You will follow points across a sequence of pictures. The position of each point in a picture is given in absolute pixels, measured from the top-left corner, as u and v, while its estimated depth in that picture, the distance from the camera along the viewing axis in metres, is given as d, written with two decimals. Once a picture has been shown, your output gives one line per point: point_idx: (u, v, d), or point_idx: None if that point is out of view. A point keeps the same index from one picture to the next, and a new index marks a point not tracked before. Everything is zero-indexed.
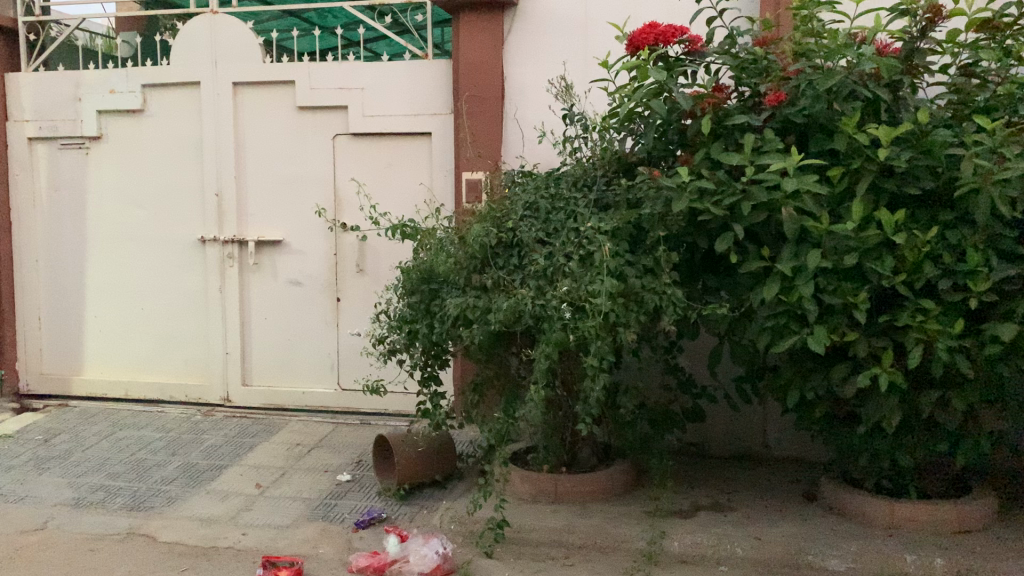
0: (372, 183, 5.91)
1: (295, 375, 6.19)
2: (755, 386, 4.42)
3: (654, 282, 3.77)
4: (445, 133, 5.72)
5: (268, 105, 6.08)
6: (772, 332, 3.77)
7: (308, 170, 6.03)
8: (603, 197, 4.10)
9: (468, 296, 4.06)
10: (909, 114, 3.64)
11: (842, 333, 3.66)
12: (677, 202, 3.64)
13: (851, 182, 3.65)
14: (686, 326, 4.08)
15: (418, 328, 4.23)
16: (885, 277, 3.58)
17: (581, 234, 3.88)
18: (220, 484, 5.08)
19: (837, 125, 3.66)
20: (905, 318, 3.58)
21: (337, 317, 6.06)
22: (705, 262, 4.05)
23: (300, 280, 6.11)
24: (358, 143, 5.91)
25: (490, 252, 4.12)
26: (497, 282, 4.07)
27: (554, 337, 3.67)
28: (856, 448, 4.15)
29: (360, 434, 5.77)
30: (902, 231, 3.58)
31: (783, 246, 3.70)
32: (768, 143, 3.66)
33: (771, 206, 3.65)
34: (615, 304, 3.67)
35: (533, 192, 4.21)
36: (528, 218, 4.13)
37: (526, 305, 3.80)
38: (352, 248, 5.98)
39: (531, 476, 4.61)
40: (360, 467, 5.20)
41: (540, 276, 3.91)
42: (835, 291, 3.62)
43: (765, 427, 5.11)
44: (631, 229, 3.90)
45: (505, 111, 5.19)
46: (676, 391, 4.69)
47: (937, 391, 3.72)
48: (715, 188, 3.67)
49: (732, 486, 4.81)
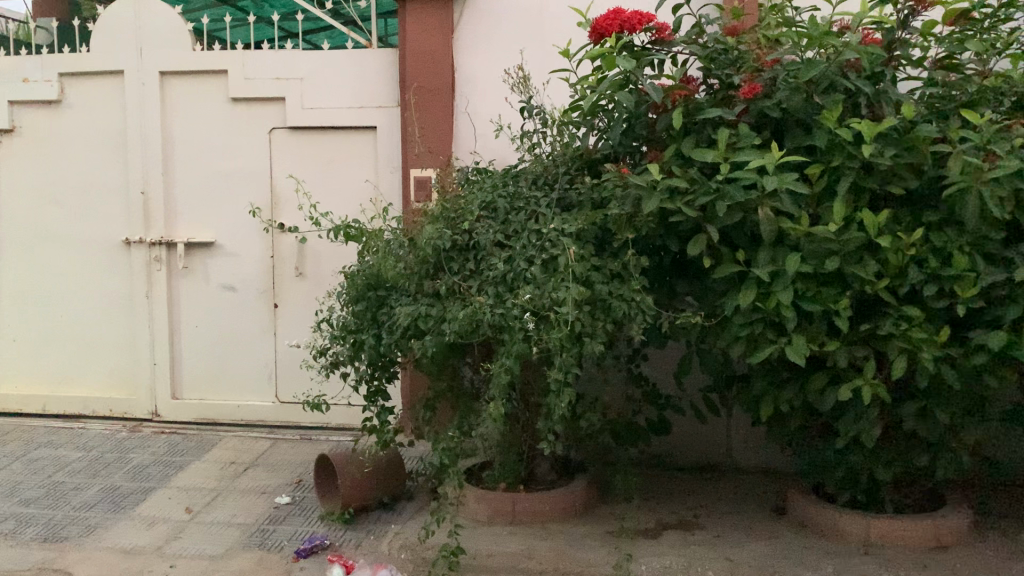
0: (312, 180, 5.52)
1: (230, 387, 5.77)
2: (723, 396, 4.18)
3: (622, 289, 3.48)
4: (391, 128, 5.36)
5: (199, 97, 5.64)
6: (747, 342, 3.52)
7: (243, 166, 5.61)
8: (566, 196, 3.80)
9: (420, 305, 3.73)
10: (891, 108, 3.42)
11: (820, 342, 3.43)
12: (647, 203, 3.36)
13: (831, 181, 3.41)
14: (655, 335, 3.81)
15: (364, 339, 3.90)
16: (868, 282, 3.36)
17: (543, 237, 3.58)
18: (146, 509, 4.65)
19: (816, 119, 3.42)
20: (888, 326, 3.36)
21: (275, 325, 5.65)
22: (674, 266, 3.78)
23: (233, 285, 5.68)
24: (297, 138, 5.51)
25: (444, 256, 3.79)
26: (452, 289, 3.74)
27: (515, 349, 3.38)
28: (831, 462, 3.92)
29: (301, 450, 5.37)
30: (885, 233, 3.36)
31: (759, 250, 3.44)
32: (744, 139, 3.39)
33: (747, 206, 3.38)
34: (581, 312, 3.37)
35: (489, 190, 3.89)
36: (485, 219, 3.81)
37: (484, 315, 3.48)
38: (291, 249, 5.58)
39: (487, 495, 4.29)
40: (300, 488, 4.82)
41: (499, 282, 3.60)
42: (814, 298, 3.38)
43: (729, 437, 4.88)
44: (597, 231, 3.61)
45: (456, 104, 4.86)
46: (640, 402, 4.42)
47: (919, 402, 3.52)
48: (688, 187, 3.39)
49: (698, 501, 4.56)
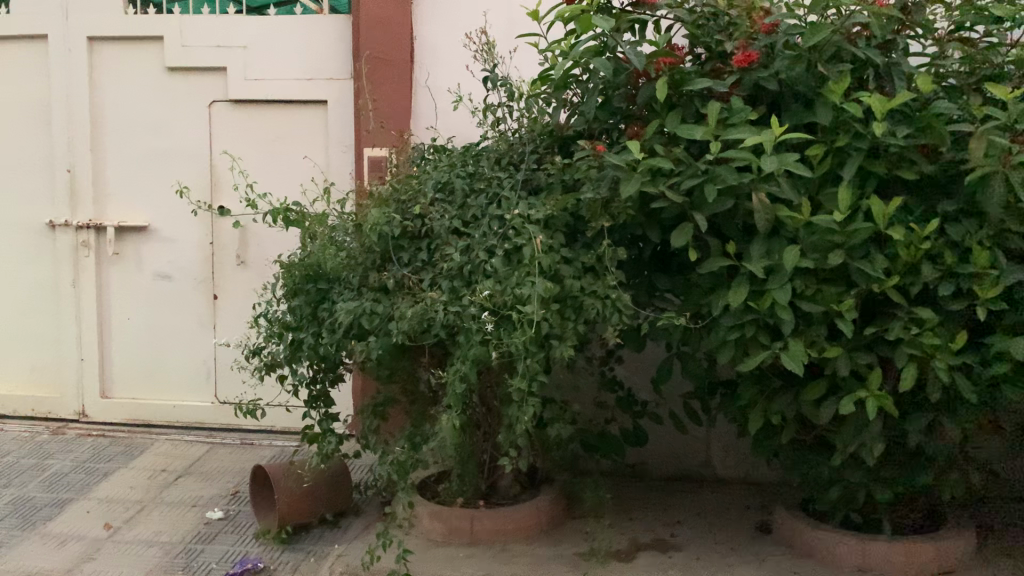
0: (255, 160, 5.01)
1: (165, 386, 5.25)
2: (705, 404, 3.75)
3: (595, 285, 3.04)
4: (343, 103, 4.85)
5: (131, 65, 5.09)
6: (736, 346, 3.09)
7: (180, 143, 5.08)
8: (533, 178, 3.34)
9: (364, 300, 3.25)
10: (904, 82, 2.99)
11: (819, 348, 3.01)
12: (625, 185, 2.90)
13: (835, 164, 2.98)
14: (632, 338, 3.36)
15: (303, 338, 3.43)
16: (875, 280, 2.94)
17: (506, 224, 3.11)
18: (59, 525, 4.13)
19: (819, 93, 2.98)
20: (897, 330, 2.95)
21: (214, 319, 5.14)
22: (655, 260, 3.33)
23: (169, 274, 5.16)
24: (239, 112, 4.99)
25: (393, 245, 3.32)
26: (400, 282, 3.26)
27: (471, 353, 2.93)
28: (824, 479, 3.52)
29: (239, 457, 4.87)
30: (896, 224, 2.94)
31: (752, 242, 3.01)
32: (737, 114, 2.94)
33: (740, 192, 2.94)
34: (548, 311, 2.92)
35: (446, 170, 3.41)
36: (440, 202, 3.33)
37: (436, 313, 3.01)
38: (231, 235, 5.07)
39: (442, 512, 3.84)
40: (235, 501, 4.33)
41: (454, 276, 3.14)
42: (813, 297, 2.96)
43: (708, 445, 4.47)
44: (568, 218, 3.16)
45: (414, 77, 4.38)
46: (613, 410, 3.98)
47: (927, 416, 3.12)
48: (673, 169, 2.95)
49: (675, 517, 4.14)
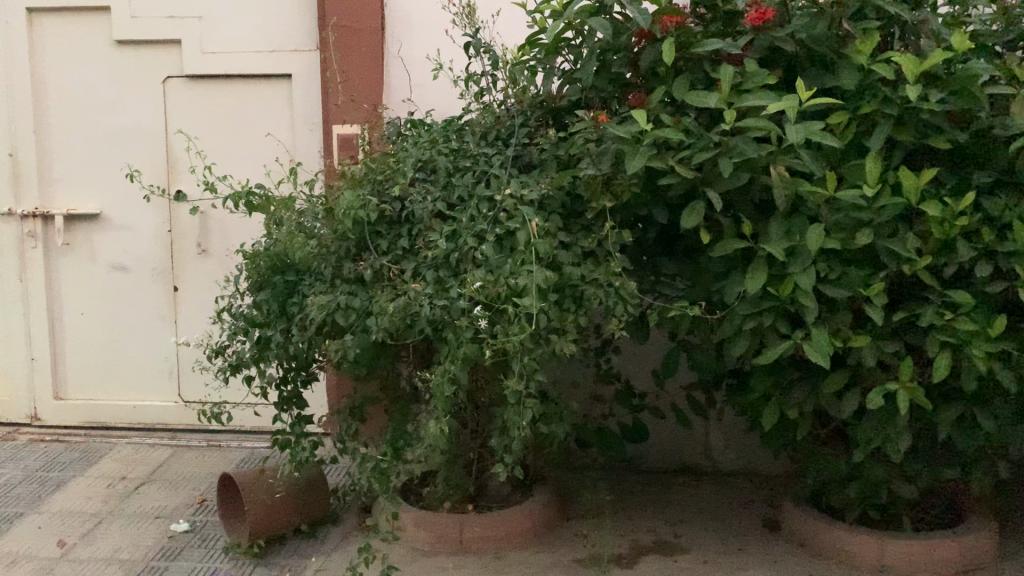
0: (215, 140, 4.62)
1: (124, 386, 4.88)
2: (711, 396, 3.47)
3: (597, 272, 2.73)
4: (310, 76, 4.47)
5: (77, 38, 4.67)
6: (752, 335, 2.80)
7: (133, 122, 4.68)
8: (524, 153, 3.01)
9: (338, 293, 2.92)
10: (934, 41, 2.70)
11: (844, 337, 2.73)
12: (630, 160, 2.59)
13: (860, 133, 2.69)
14: (636, 328, 3.05)
15: (271, 336, 3.12)
16: (906, 260, 2.67)
17: (496, 206, 2.79)
18: (7, 544, 3.76)
19: (842, 55, 2.68)
20: (929, 316, 2.68)
21: (175, 312, 4.77)
22: (659, 242, 3.02)
23: (125, 265, 4.78)
24: (196, 89, 4.60)
25: (369, 231, 2.97)
26: (379, 272, 2.93)
27: (462, 351, 2.60)
28: (842, 475, 3.25)
29: (206, 461, 4.52)
30: (928, 200, 2.66)
31: (770, 221, 2.71)
32: (753, 78, 2.64)
33: (756, 165, 2.64)
34: (547, 303, 2.61)
35: (427, 146, 3.08)
36: (422, 182, 3.00)
37: (420, 307, 2.68)
38: (191, 223, 4.70)
39: (427, 519, 3.53)
40: (202, 510, 3.99)
41: (438, 264, 2.81)
42: (838, 281, 2.68)
43: (708, 437, 4.21)
44: (564, 198, 2.84)
45: (385, 48, 4.03)
46: (610, 404, 3.69)
47: (960, 407, 2.85)
48: (683, 140, 2.64)
49: (677, 515, 3.86)
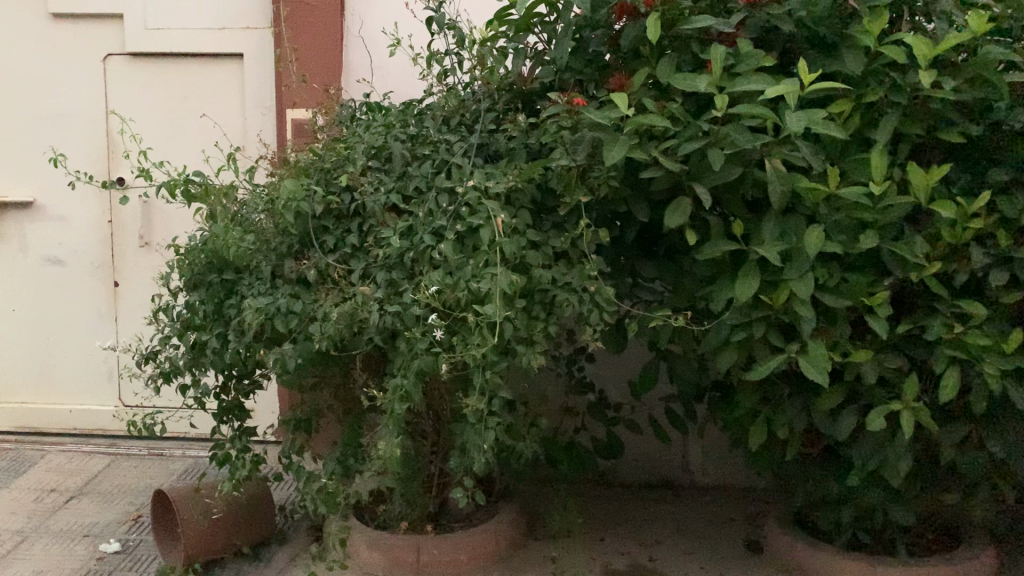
0: (158, 124, 4.25)
1: (60, 388, 4.52)
2: (692, 409, 3.19)
3: (569, 275, 2.43)
4: (262, 56, 4.12)
5: (8, 10, 4.28)
6: (741, 348, 2.52)
7: (70, 104, 4.31)
8: (490, 142, 2.71)
9: (278, 296, 2.60)
10: (948, 22, 2.41)
11: (842, 350, 2.45)
12: (609, 150, 2.29)
13: (864, 123, 2.41)
14: (612, 338, 2.75)
15: (207, 342, 2.80)
16: (912, 267, 2.39)
17: (458, 199, 2.47)
18: None
19: (845, 36, 2.39)
20: (937, 328, 2.40)
21: (115, 310, 4.41)
22: (639, 243, 2.73)
23: (60, 258, 4.41)
24: (138, 67, 4.23)
25: (314, 226, 2.65)
26: (324, 273, 2.61)
27: (415, 364, 2.30)
28: (834, 498, 2.98)
29: (145, 471, 4.17)
30: (938, 199, 2.38)
31: (763, 221, 2.43)
32: (746, 60, 2.34)
33: (749, 158, 2.35)
34: (513, 311, 2.30)
35: (381, 131, 2.77)
36: (375, 172, 2.69)
37: (369, 314, 2.37)
38: (132, 213, 4.33)
39: (381, 542, 3.19)
40: (136, 528, 3.64)
41: (390, 265, 2.49)
42: (838, 289, 2.40)
43: (685, 448, 3.94)
44: (534, 192, 2.54)
45: (344, 25, 3.69)
46: (583, 416, 3.40)
47: (965, 428, 2.59)
48: (668, 129, 2.34)
49: (653, 535, 3.58)
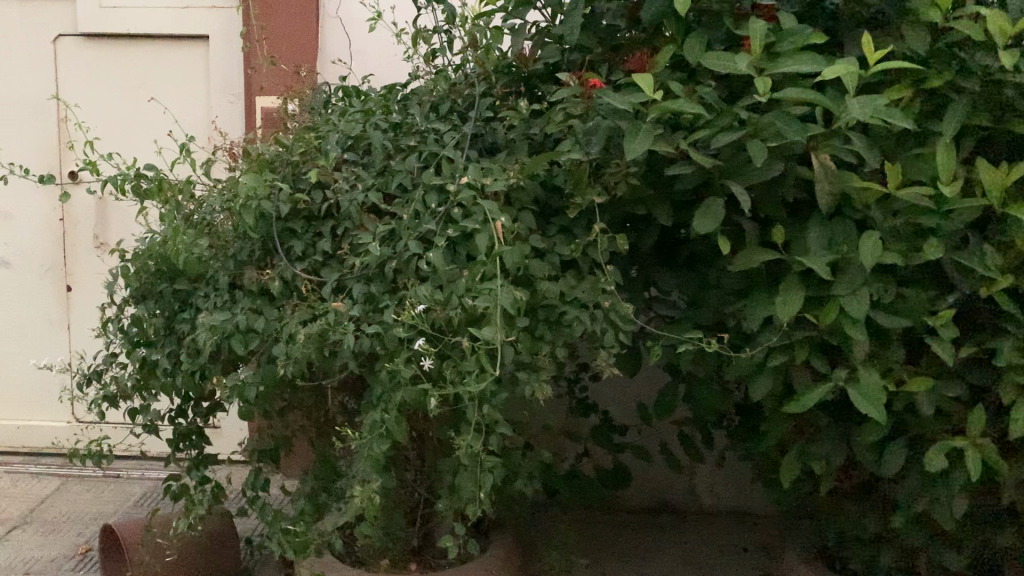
0: (113, 112, 3.83)
1: (9, 402, 4.11)
2: (710, 435, 2.83)
3: (580, 289, 2.07)
4: (230, 38, 3.71)
5: None
6: (777, 373, 2.17)
7: (17, 89, 3.89)
8: (486, 132, 2.34)
9: (237, 311, 2.23)
10: None
11: (895, 378, 2.11)
12: (630, 141, 1.92)
13: (925, 112, 2.06)
14: (625, 360, 2.39)
15: (157, 362, 2.42)
16: (981, 280, 2.04)
17: (448, 199, 2.10)
18: None
19: (905, 11, 2.04)
20: (1009, 353, 2.05)
21: (67, 316, 3.99)
22: (658, 249, 2.37)
23: (6, 259, 4.00)
24: (92, 49, 3.82)
25: (279, 229, 2.28)
26: (291, 284, 2.24)
27: (398, 396, 1.92)
28: (872, 538, 2.63)
29: (98, 496, 3.77)
30: (1013, 201, 2.03)
31: (807, 226, 2.07)
32: (790, 37, 1.98)
33: (793, 153, 1.99)
34: (514, 331, 1.93)
35: (359, 119, 2.39)
36: (351, 166, 2.32)
37: (343, 336, 2.00)
38: (87, 211, 3.92)
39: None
40: (84, 564, 3.25)
41: (369, 276, 2.13)
42: (894, 307, 2.05)
43: (693, 471, 3.59)
44: (537, 190, 2.17)
45: (322, 4, 3.33)
46: (585, 441, 3.03)
47: None
48: (698, 117, 1.98)
49: (663, 571, 3.20)
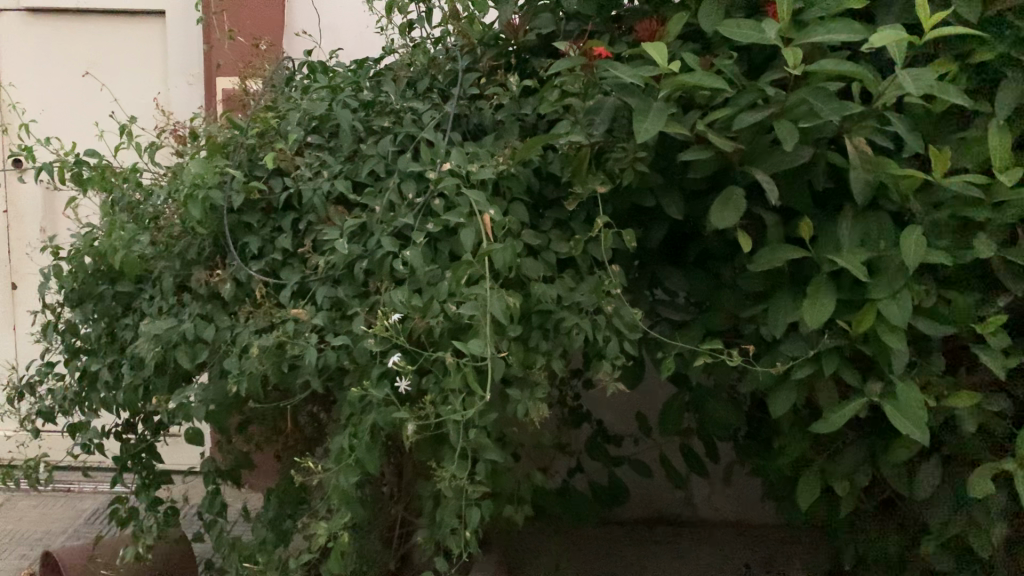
0: (60, 94, 3.51)
1: None
2: (715, 448, 2.57)
3: (578, 292, 1.80)
4: (187, 12, 3.38)
5: None
6: (800, 387, 1.91)
7: None
8: (471, 114, 2.06)
9: (185, 317, 1.94)
10: None
11: (934, 392, 1.86)
12: (640, 121, 1.64)
13: (969, 91, 1.81)
14: (627, 370, 2.13)
15: (96, 374, 2.13)
16: None
17: (428, 189, 1.83)
18: None
19: None
20: None
21: (11, 318, 3.67)
22: (664, 246, 2.11)
23: None
24: (36, 26, 3.49)
25: (234, 223, 2.00)
26: (248, 286, 1.96)
27: (370, 419, 1.65)
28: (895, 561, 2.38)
29: (45, 514, 3.46)
30: None
31: (837, 220, 1.82)
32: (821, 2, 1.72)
33: (824, 136, 1.74)
34: (505, 342, 1.66)
35: (326, 98, 2.11)
36: (316, 150, 2.04)
37: (307, 348, 1.72)
38: (32, 203, 3.60)
39: None
40: None
41: (335, 277, 1.85)
42: (934, 312, 1.80)
43: (691, 481, 3.33)
44: (530, 178, 1.90)
45: None
46: (578, 454, 2.77)
47: None
48: (717, 94, 1.71)
49: None
